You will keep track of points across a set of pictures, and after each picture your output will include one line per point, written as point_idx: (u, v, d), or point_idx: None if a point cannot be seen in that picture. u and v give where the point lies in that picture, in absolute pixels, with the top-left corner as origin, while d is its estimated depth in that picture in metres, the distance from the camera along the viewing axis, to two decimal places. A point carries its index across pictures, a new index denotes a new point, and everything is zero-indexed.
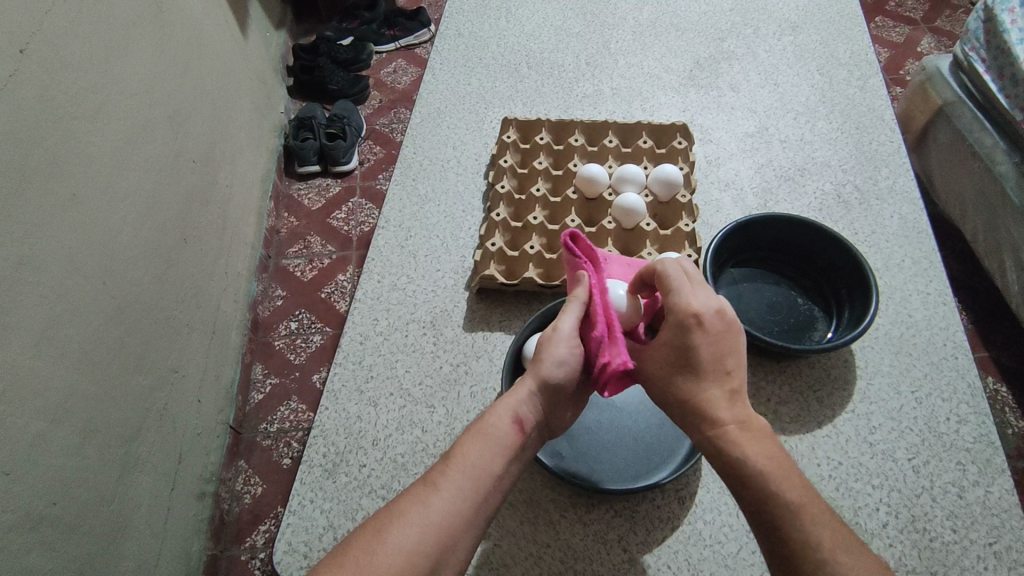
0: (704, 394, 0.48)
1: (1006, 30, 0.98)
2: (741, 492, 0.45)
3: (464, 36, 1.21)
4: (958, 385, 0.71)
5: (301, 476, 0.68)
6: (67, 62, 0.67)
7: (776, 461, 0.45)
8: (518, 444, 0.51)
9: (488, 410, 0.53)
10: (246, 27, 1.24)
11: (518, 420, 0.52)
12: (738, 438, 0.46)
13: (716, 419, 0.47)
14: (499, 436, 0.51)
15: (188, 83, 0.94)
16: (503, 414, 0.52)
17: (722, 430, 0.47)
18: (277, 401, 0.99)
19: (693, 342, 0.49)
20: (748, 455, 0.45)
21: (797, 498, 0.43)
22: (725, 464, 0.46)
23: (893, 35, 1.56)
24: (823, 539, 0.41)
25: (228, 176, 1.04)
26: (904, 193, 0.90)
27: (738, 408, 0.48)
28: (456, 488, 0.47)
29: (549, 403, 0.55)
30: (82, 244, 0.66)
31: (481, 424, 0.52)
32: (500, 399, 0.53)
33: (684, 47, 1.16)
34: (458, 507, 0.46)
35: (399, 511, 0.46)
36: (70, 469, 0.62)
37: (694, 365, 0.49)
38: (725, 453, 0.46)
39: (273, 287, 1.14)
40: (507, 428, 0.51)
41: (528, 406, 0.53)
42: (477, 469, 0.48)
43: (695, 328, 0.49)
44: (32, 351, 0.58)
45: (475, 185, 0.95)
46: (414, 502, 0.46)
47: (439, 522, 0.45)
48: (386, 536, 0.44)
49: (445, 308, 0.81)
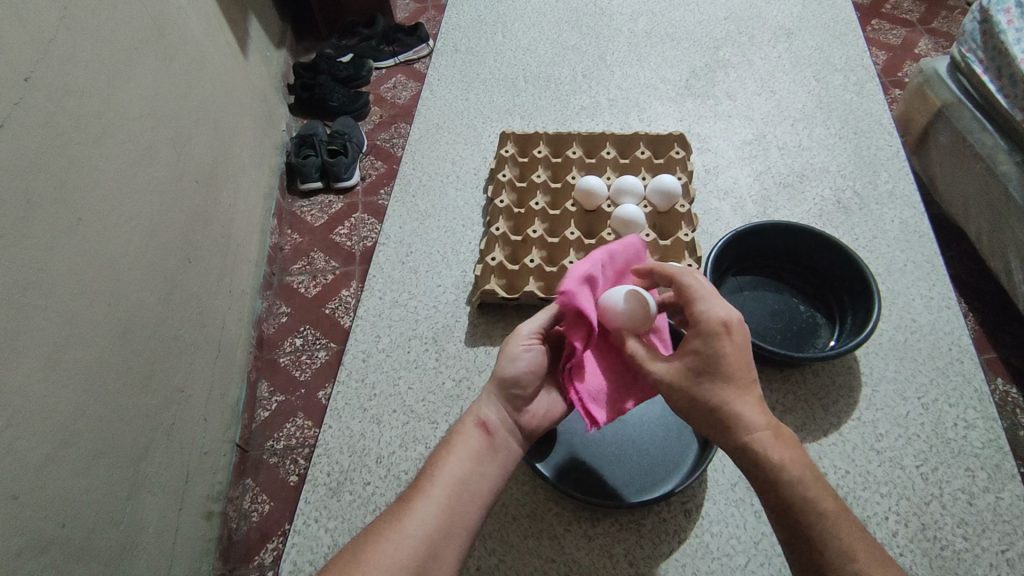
0: (736, 405, 0.47)
1: (1003, 31, 0.98)
2: (774, 497, 0.44)
3: (461, 51, 1.22)
4: (965, 390, 0.71)
5: (306, 495, 0.68)
6: (70, 88, 0.68)
7: (808, 468, 0.44)
8: (485, 446, 0.53)
9: (455, 424, 0.55)
10: (246, 48, 1.25)
11: (483, 425, 0.54)
12: (772, 445, 0.45)
13: (750, 429, 0.46)
14: (464, 442, 0.53)
15: (191, 104, 0.95)
16: (468, 421, 0.54)
17: (752, 436, 0.46)
18: (284, 418, 0.99)
19: (722, 349, 0.48)
20: (784, 460, 0.44)
21: (829, 508, 0.43)
22: (760, 471, 0.45)
23: (890, 38, 1.56)
24: (855, 547, 0.42)
25: (232, 196, 1.05)
26: (903, 197, 0.89)
27: (769, 416, 0.47)
28: (427, 500, 0.48)
29: (513, 403, 0.56)
30: (89, 268, 0.67)
31: (450, 436, 0.54)
32: (466, 411, 0.56)
33: (679, 57, 1.16)
34: (433, 518, 0.48)
35: (375, 532, 0.47)
36: (78, 492, 0.62)
37: (725, 374, 0.48)
38: (759, 459, 0.45)
39: (277, 304, 1.14)
40: (473, 434, 0.54)
41: (494, 411, 0.55)
42: (446, 477, 0.50)
43: (724, 335, 0.48)
44: (39, 375, 0.59)
45: (475, 200, 0.95)
46: (389, 521, 0.47)
47: (415, 535, 0.46)
48: (363, 556, 0.45)
49: (446, 323, 0.81)
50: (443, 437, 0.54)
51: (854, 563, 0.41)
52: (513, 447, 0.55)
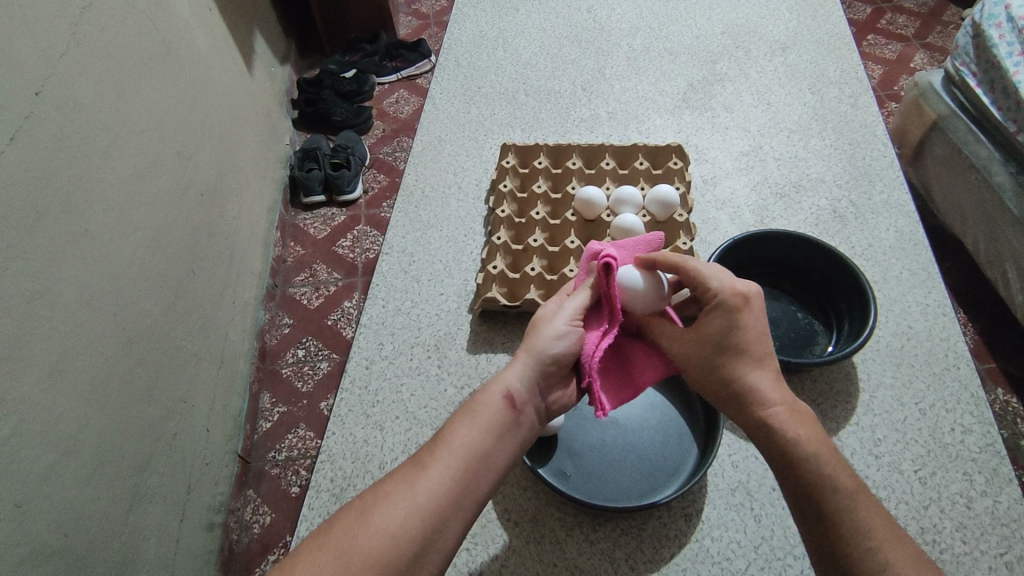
0: (753, 378, 0.48)
1: (995, 44, 0.99)
2: (789, 473, 0.45)
3: (463, 66, 1.24)
4: (961, 395, 0.71)
5: (309, 501, 0.68)
6: (81, 102, 0.70)
7: (822, 442, 0.45)
8: (509, 419, 0.50)
9: (480, 388, 0.52)
10: (251, 63, 1.28)
11: (509, 397, 0.51)
12: (788, 420, 0.46)
13: (765, 401, 0.47)
14: (489, 413, 0.50)
15: (197, 118, 0.97)
16: (495, 389, 0.51)
17: (769, 411, 0.47)
18: (286, 429, 0.99)
19: (741, 324, 0.49)
20: (799, 437, 0.45)
21: (849, 484, 0.43)
22: (773, 446, 0.46)
23: (886, 52, 1.59)
24: (873, 525, 0.41)
25: (235, 208, 1.07)
26: (898, 207, 0.91)
27: (782, 391, 0.48)
28: (442, 468, 0.46)
29: (545, 378, 0.53)
30: (94, 279, 0.68)
31: (473, 403, 0.51)
32: (493, 377, 0.52)
33: (677, 71, 1.18)
34: (446, 488, 0.45)
35: (386, 493, 0.45)
36: (81, 501, 0.63)
37: (744, 348, 0.49)
38: (776, 434, 0.46)
39: (281, 315, 1.15)
40: (498, 405, 0.50)
41: (521, 382, 0.52)
42: (464, 447, 0.47)
43: (744, 308, 0.49)
44: (44, 384, 0.59)
45: (476, 210, 0.97)
46: (401, 483, 0.45)
47: (425, 503, 0.44)
48: (370, 518, 0.43)
49: (448, 331, 0.82)
50: (467, 401, 0.51)
51: (864, 548, 0.41)
52: (531, 424, 0.52)
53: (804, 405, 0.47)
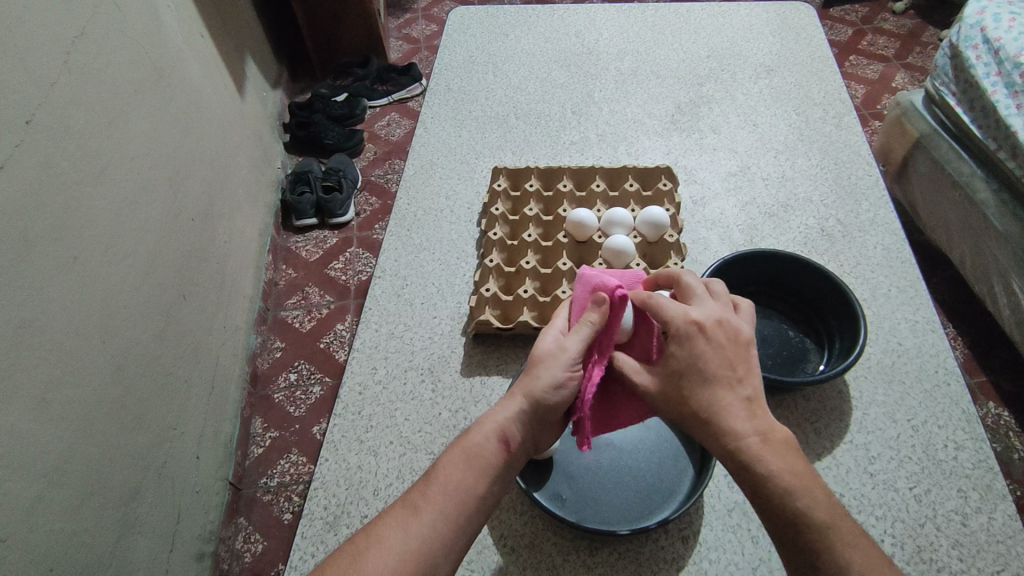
0: (720, 407, 0.47)
1: (973, 65, 1.02)
2: (772, 506, 0.44)
3: (454, 90, 1.25)
4: (952, 412, 0.72)
5: (302, 530, 0.67)
6: (72, 130, 0.70)
7: (797, 472, 0.44)
8: (504, 463, 0.50)
9: (474, 428, 0.51)
10: (243, 89, 1.29)
11: (506, 441, 0.50)
12: (762, 452, 0.45)
13: (734, 432, 0.46)
14: (484, 457, 0.49)
15: (189, 145, 0.98)
16: (490, 434, 0.50)
17: (740, 441, 0.46)
18: (278, 454, 0.98)
19: (699, 353, 0.49)
20: (772, 468, 0.44)
21: (829, 518, 0.43)
22: (750, 479, 0.45)
23: (868, 72, 1.63)
24: (855, 560, 0.41)
25: (227, 232, 1.07)
26: (885, 225, 0.92)
27: (756, 419, 0.47)
28: (436, 512, 0.46)
29: (541, 421, 0.52)
30: (83, 306, 0.67)
31: (467, 443, 0.50)
32: (487, 417, 0.51)
33: (664, 94, 1.20)
34: (441, 532, 0.45)
35: (380, 537, 0.44)
36: (67, 534, 0.61)
37: (706, 376, 0.48)
38: (750, 468, 0.45)
39: (273, 339, 1.14)
40: (495, 450, 0.50)
41: (517, 425, 0.51)
42: (457, 491, 0.47)
43: (698, 337, 0.49)
44: (32, 414, 0.59)
45: (468, 233, 0.97)
46: (396, 526, 0.45)
47: (419, 547, 0.44)
48: (364, 562, 0.43)
49: (442, 354, 0.82)
50: (461, 440, 0.50)
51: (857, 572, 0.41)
52: (520, 465, 0.52)
53: (775, 432, 0.46)
